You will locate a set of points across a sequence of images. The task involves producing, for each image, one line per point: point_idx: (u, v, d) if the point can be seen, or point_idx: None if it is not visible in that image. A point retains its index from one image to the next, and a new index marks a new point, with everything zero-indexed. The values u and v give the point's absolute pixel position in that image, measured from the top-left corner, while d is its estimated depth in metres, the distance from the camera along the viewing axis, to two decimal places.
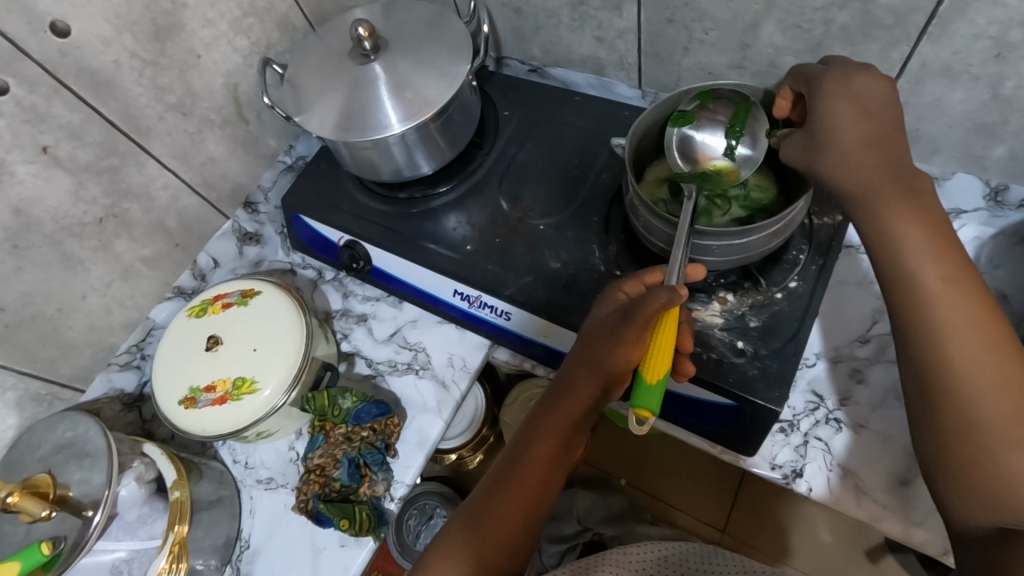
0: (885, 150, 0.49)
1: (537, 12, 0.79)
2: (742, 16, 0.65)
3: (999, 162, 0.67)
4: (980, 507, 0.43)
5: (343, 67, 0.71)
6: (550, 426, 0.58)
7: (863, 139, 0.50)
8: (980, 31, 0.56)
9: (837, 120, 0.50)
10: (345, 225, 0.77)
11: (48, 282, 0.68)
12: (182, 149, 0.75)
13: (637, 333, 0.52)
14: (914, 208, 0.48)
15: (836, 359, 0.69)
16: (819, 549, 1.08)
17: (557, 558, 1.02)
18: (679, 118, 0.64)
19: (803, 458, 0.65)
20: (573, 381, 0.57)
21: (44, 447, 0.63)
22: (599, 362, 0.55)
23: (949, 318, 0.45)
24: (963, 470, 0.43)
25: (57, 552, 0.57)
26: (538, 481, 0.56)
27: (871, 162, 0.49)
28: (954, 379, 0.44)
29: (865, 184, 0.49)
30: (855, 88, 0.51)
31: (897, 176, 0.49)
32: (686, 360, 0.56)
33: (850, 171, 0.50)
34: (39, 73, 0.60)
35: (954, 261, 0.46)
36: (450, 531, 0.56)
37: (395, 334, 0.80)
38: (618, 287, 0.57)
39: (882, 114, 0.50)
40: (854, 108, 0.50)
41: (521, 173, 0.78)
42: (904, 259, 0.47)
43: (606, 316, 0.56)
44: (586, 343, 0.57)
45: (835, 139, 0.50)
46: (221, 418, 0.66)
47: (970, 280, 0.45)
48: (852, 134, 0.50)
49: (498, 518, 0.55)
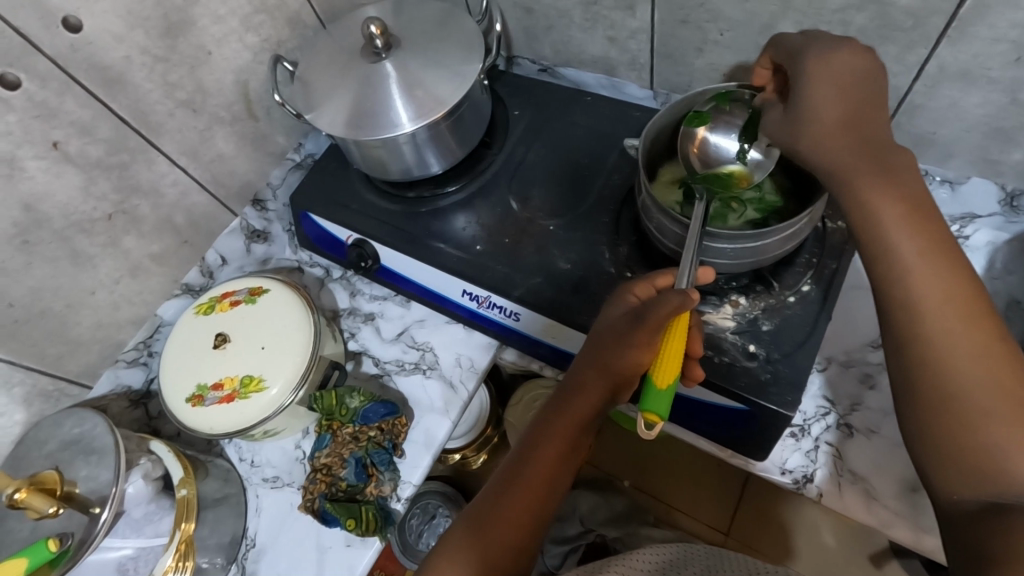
0: (864, 124, 0.48)
1: (549, 12, 0.78)
2: (757, 18, 0.65)
3: (1015, 167, 0.66)
4: (966, 481, 0.42)
5: (354, 65, 0.70)
6: (559, 429, 0.57)
7: (844, 113, 0.48)
8: (1001, 35, 0.55)
9: (818, 92, 0.49)
10: (353, 223, 0.77)
11: (57, 278, 0.67)
12: (191, 146, 0.75)
13: (648, 336, 0.52)
14: (896, 178, 0.46)
15: (847, 363, 0.68)
16: (824, 553, 1.07)
17: (559, 559, 1.05)
18: (694, 118, 0.63)
19: (813, 463, 0.65)
20: (582, 384, 0.57)
21: (51, 443, 0.63)
22: (609, 365, 0.55)
23: (932, 293, 0.43)
24: (949, 443, 0.42)
25: (64, 549, 0.57)
26: (544, 482, 0.56)
27: (853, 136, 0.48)
28: (938, 357, 0.43)
29: (847, 158, 0.47)
30: (832, 63, 0.49)
31: (878, 149, 0.47)
32: (696, 364, 0.56)
33: (830, 144, 0.48)
34: (51, 68, 0.60)
35: (933, 234, 0.45)
36: (453, 529, 0.56)
37: (403, 333, 0.80)
38: (629, 290, 0.57)
39: (863, 85, 0.49)
40: (834, 80, 0.49)
41: (531, 173, 0.78)
42: (884, 234, 0.45)
43: (616, 319, 0.56)
44: (596, 345, 0.56)
45: (816, 113, 0.49)
46: (228, 417, 0.66)
47: (951, 254, 0.44)
48: (832, 108, 0.49)
49: (502, 518, 0.54)
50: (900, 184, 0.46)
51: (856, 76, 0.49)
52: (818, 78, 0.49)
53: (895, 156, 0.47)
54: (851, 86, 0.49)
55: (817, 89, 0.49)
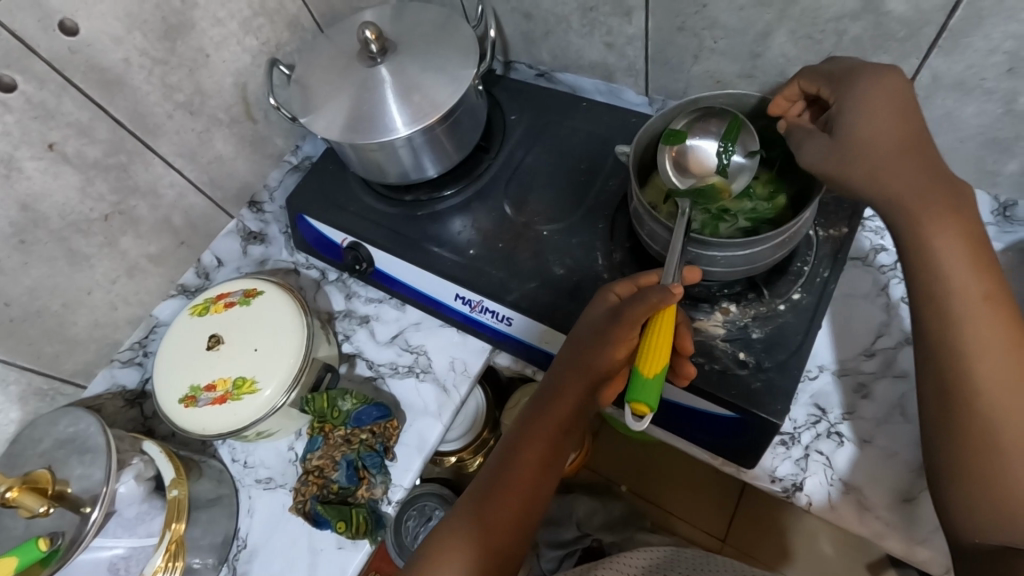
0: (922, 156, 0.49)
1: (548, 17, 0.79)
2: (754, 26, 0.65)
3: (1010, 178, 0.66)
4: (992, 523, 0.45)
5: (351, 69, 0.71)
6: (540, 430, 0.57)
7: (897, 141, 0.49)
8: (995, 46, 0.55)
9: (872, 121, 0.50)
10: (350, 226, 0.77)
11: (53, 278, 0.68)
12: (189, 147, 0.75)
13: (625, 333, 0.53)
14: (958, 219, 0.48)
15: (841, 372, 0.68)
16: (822, 563, 1.07)
17: (556, 564, 1.03)
18: (671, 136, 0.62)
19: (803, 471, 0.64)
20: (563, 386, 0.57)
21: (46, 441, 0.64)
22: (588, 364, 0.55)
23: (979, 336, 0.46)
24: (982, 486, 0.45)
25: (54, 548, 0.57)
26: (531, 482, 0.56)
27: (912, 170, 0.49)
28: (975, 392, 0.46)
29: (906, 196, 0.48)
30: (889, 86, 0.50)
31: (940, 185, 0.48)
32: (687, 361, 0.56)
33: (892, 180, 0.49)
34: (47, 71, 0.60)
35: (990, 281, 0.47)
36: (447, 525, 0.56)
37: (398, 336, 0.80)
38: (611, 289, 0.57)
39: (917, 111, 0.50)
40: (886, 107, 0.50)
41: (528, 179, 0.78)
42: (937, 269, 0.48)
43: (598, 318, 0.56)
44: (577, 345, 0.56)
45: (872, 141, 0.49)
46: (221, 418, 0.66)
47: (1001, 300, 0.47)
48: (894, 140, 0.49)
49: (495, 519, 0.54)
50: (958, 224, 0.48)
51: (909, 103, 0.50)
52: (872, 105, 0.50)
53: (955, 192, 0.48)
54: (908, 118, 0.49)
55: (873, 119, 0.50)
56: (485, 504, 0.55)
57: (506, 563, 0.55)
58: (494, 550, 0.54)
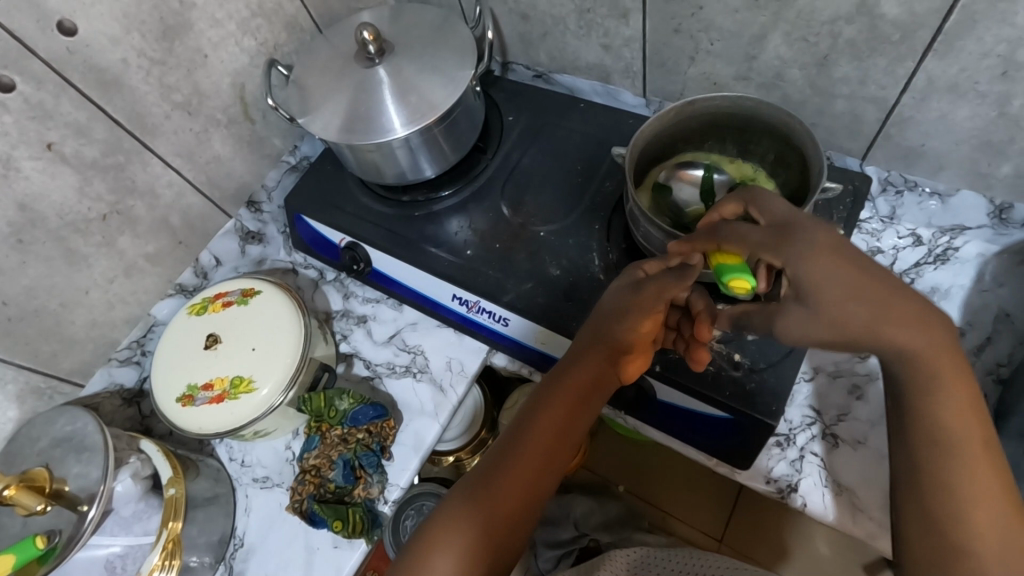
0: (905, 308, 0.45)
1: (545, 18, 0.79)
2: (749, 29, 0.65)
3: (1004, 180, 0.66)
4: None
5: (348, 70, 0.71)
6: (552, 409, 0.57)
7: (880, 313, 0.45)
8: (988, 50, 0.55)
9: (846, 300, 0.45)
10: (347, 227, 0.78)
11: (51, 277, 0.68)
12: (187, 147, 0.76)
13: (648, 304, 0.56)
14: (953, 373, 0.46)
15: (836, 374, 0.68)
16: (818, 563, 1.07)
17: (553, 563, 1.04)
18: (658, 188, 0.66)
19: (798, 472, 0.65)
20: (581, 358, 0.58)
21: (44, 440, 0.64)
22: (608, 338, 0.58)
23: (973, 491, 0.45)
24: None
25: (51, 546, 0.58)
26: (540, 462, 0.56)
27: (899, 325, 0.45)
28: (965, 550, 0.45)
29: (905, 350, 0.45)
30: (831, 243, 0.46)
31: (931, 336, 0.45)
32: (702, 349, 0.57)
33: (892, 344, 0.46)
34: (45, 71, 0.61)
35: (984, 431, 0.46)
36: (442, 516, 0.54)
37: (395, 336, 0.80)
38: (639, 264, 0.59)
39: (875, 268, 0.45)
40: (844, 273, 0.45)
41: (524, 179, 0.78)
42: (926, 416, 0.47)
43: (620, 292, 0.58)
44: (598, 320, 0.59)
45: (847, 311, 0.45)
46: (218, 417, 0.66)
47: (993, 457, 0.46)
48: (869, 302, 0.45)
49: (501, 497, 0.54)
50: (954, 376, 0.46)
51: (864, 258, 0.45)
52: (839, 273, 0.45)
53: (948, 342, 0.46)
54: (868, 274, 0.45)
55: (841, 293, 0.45)
56: (491, 480, 0.55)
57: (503, 557, 0.54)
58: (499, 532, 0.53)
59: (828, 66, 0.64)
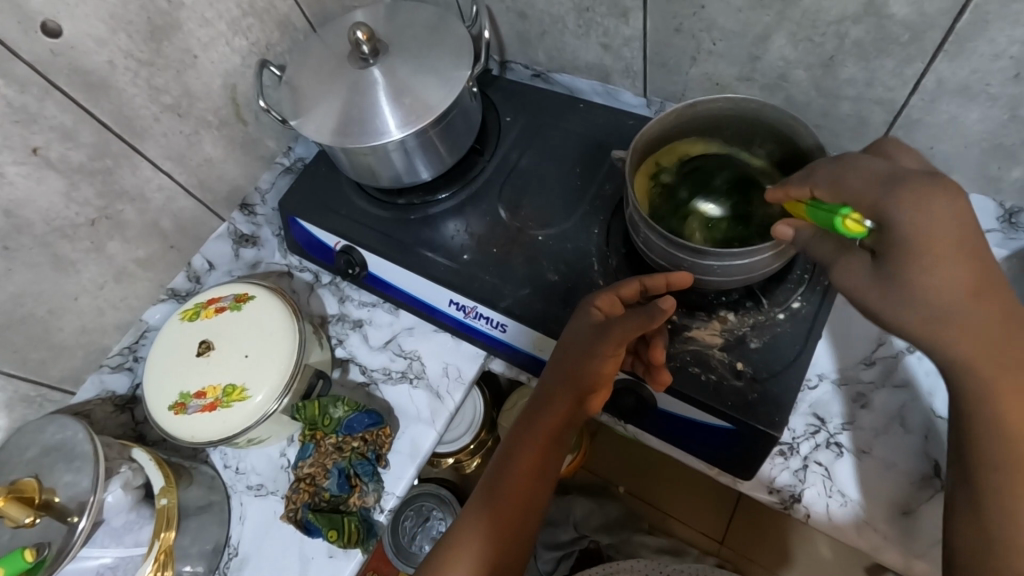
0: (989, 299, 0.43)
1: (542, 17, 0.77)
2: (752, 28, 0.63)
3: (1015, 184, 0.64)
4: None
5: (341, 70, 0.69)
6: (532, 440, 0.59)
7: (950, 293, 0.43)
8: (1000, 51, 0.53)
9: (926, 278, 0.43)
10: (342, 230, 0.76)
11: (39, 283, 0.67)
12: (177, 150, 0.74)
13: (614, 346, 0.55)
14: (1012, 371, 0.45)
15: (840, 381, 0.67)
16: (820, 565, 1.06)
17: (552, 565, 1.05)
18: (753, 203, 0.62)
19: (801, 483, 0.63)
20: (552, 392, 0.58)
21: (32, 449, 0.63)
22: (578, 373, 0.57)
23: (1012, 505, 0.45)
24: None
25: (40, 559, 0.56)
26: (530, 484, 0.58)
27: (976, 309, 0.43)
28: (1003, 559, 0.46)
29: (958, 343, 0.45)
30: (929, 203, 0.42)
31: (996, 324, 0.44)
32: (662, 370, 0.57)
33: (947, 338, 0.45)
34: (29, 73, 0.59)
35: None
36: (457, 527, 0.58)
37: (391, 341, 0.79)
38: (594, 303, 0.58)
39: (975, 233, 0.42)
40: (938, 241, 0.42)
41: (522, 181, 0.76)
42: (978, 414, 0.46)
43: (582, 330, 0.57)
44: (564, 355, 0.58)
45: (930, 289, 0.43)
46: (210, 425, 0.65)
47: None
48: (956, 280, 0.43)
49: (504, 515, 0.57)
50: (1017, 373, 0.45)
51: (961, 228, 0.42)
52: (931, 248, 0.42)
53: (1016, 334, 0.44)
54: (967, 243, 0.42)
55: (922, 271, 0.43)
56: (494, 494, 0.58)
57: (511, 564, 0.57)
58: (506, 539, 0.57)
59: (834, 67, 0.62)
